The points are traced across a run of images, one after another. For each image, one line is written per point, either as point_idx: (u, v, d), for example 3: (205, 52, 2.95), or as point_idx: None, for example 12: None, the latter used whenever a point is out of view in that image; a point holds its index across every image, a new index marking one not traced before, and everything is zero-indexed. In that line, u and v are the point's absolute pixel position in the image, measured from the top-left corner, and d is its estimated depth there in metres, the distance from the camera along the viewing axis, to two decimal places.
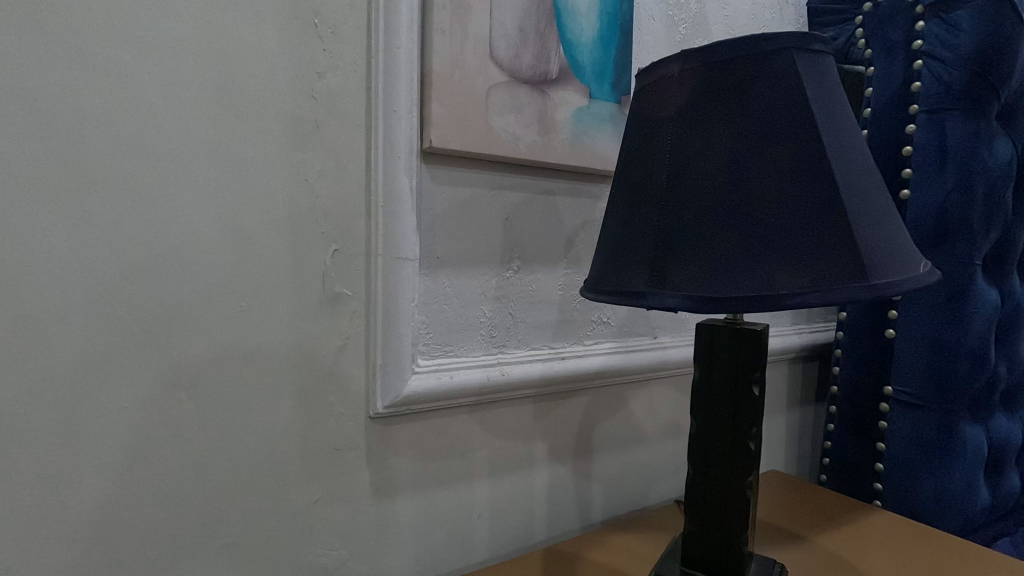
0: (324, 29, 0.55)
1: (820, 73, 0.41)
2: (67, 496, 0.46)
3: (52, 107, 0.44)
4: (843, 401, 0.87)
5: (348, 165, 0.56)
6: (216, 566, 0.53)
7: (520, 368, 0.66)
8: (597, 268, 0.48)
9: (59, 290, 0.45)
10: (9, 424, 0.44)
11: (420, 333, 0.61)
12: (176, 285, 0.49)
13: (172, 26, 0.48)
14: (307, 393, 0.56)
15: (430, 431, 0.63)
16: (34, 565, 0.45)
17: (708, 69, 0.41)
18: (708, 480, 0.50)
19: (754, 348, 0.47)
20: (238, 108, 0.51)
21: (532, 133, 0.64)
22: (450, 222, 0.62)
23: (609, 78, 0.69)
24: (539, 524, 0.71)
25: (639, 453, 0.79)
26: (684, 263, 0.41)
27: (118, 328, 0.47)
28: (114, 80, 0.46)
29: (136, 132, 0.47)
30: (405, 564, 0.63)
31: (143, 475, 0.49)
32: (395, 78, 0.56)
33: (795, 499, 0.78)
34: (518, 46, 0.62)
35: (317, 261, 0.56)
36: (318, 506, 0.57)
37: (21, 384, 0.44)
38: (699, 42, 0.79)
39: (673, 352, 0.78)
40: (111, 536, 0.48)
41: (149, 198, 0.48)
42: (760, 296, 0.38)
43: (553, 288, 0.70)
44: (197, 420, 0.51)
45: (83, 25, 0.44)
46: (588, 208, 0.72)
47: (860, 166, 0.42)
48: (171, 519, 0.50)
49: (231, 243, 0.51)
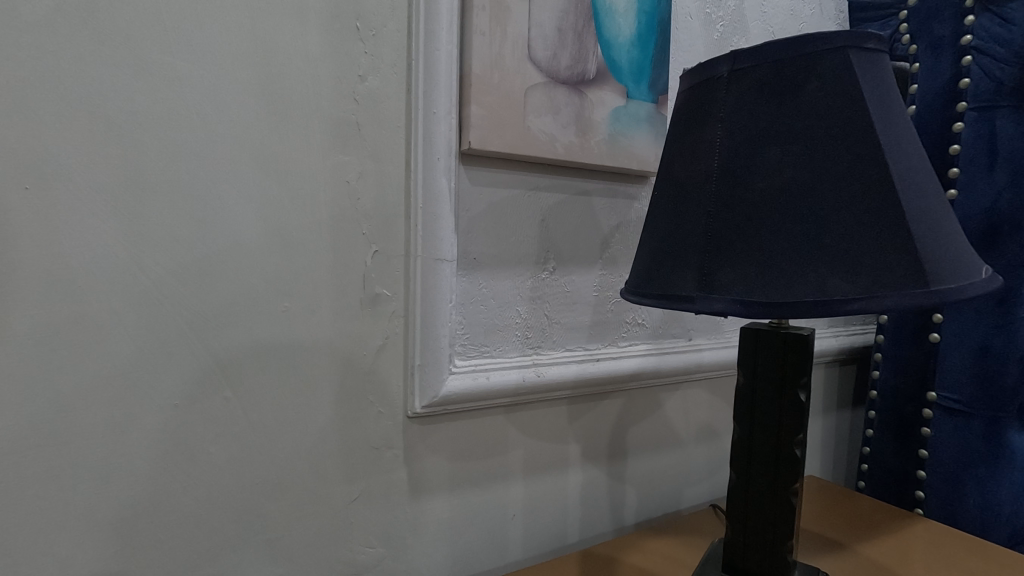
0: (365, 32, 0.55)
1: (875, 71, 0.40)
2: (120, 489, 0.48)
3: (109, 112, 0.45)
4: (883, 407, 0.85)
5: (388, 167, 0.57)
6: (260, 560, 0.54)
7: (555, 369, 0.66)
8: (641, 270, 0.48)
9: (113, 289, 0.46)
10: (69, 420, 0.46)
11: (457, 333, 0.61)
12: (224, 285, 0.50)
13: (222, 33, 0.49)
14: (348, 392, 0.57)
15: (467, 432, 0.63)
16: (91, 554, 0.47)
17: (758, 69, 0.41)
18: (751, 487, 0.49)
19: (802, 353, 0.46)
20: (283, 111, 0.52)
21: (569, 133, 0.63)
22: (486, 223, 0.62)
23: (646, 77, 0.69)
24: (573, 526, 0.71)
25: (673, 456, 0.78)
26: (733, 266, 0.40)
27: (169, 328, 0.49)
28: (166, 84, 0.47)
29: (187, 135, 0.48)
30: (440, 563, 0.63)
31: (192, 469, 0.50)
32: (434, 79, 0.56)
33: (833, 506, 0.76)
34: (557, 47, 0.62)
35: (358, 262, 0.56)
36: (357, 504, 0.58)
37: (78, 380, 0.46)
38: (737, 39, 0.78)
39: (708, 354, 0.78)
40: (162, 527, 0.50)
41: (199, 200, 0.49)
42: (814, 301, 0.37)
43: (588, 289, 0.69)
44: (243, 417, 0.52)
45: (137, 31, 0.46)
46: (624, 209, 0.72)
47: (918, 168, 0.40)
48: (218, 512, 0.52)
49: (276, 243, 0.52)
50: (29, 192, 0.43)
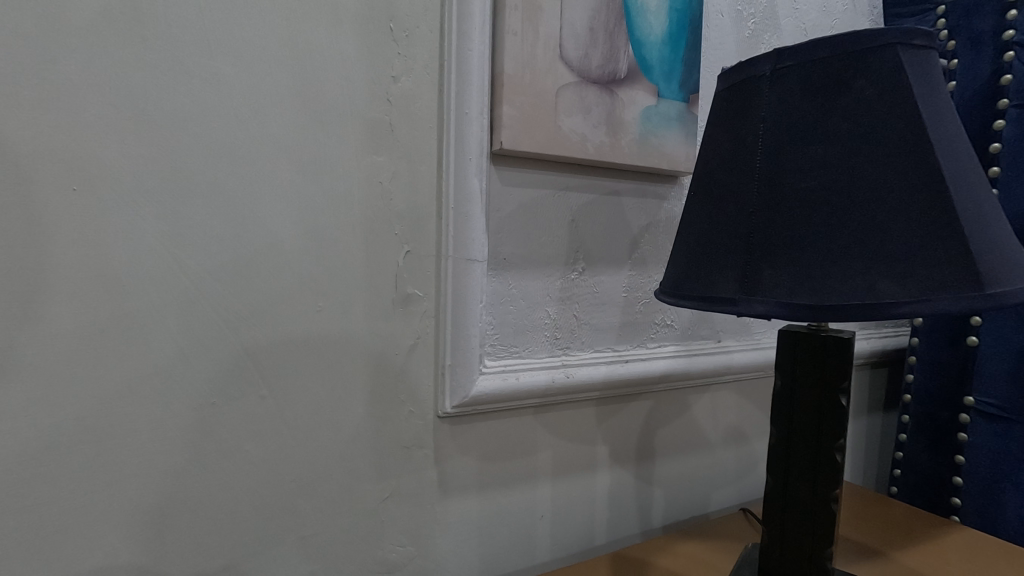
0: (399, 33, 0.55)
1: (924, 69, 0.39)
2: (160, 485, 0.49)
3: (151, 115, 0.46)
4: (918, 411, 0.84)
5: (420, 167, 0.57)
6: (294, 557, 0.55)
7: (584, 370, 0.66)
8: (677, 271, 0.47)
9: (154, 289, 0.47)
10: (113, 416, 0.47)
11: (487, 334, 0.61)
12: (260, 285, 0.51)
13: (261, 36, 0.49)
14: (381, 392, 0.57)
15: (496, 432, 0.63)
16: (132, 548, 0.48)
17: (803, 67, 0.40)
18: (789, 492, 0.48)
19: (843, 356, 0.45)
20: (319, 113, 0.52)
21: (600, 133, 0.63)
22: (516, 224, 0.62)
23: (677, 76, 0.68)
24: (600, 528, 0.71)
25: (701, 459, 0.78)
26: (776, 268, 0.40)
27: (208, 327, 0.49)
28: (206, 86, 0.48)
29: (226, 136, 0.49)
30: (469, 563, 0.63)
31: (230, 467, 0.51)
32: (467, 81, 0.56)
33: (867, 513, 0.75)
34: (588, 46, 0.61)
35: (390, 262, 0.56)
36: (388, 503, 0.58)
37: (121, 379, 0.47)
38: (768, 37, 0.77)
39: (737, 356, 0.77)
40: (200, 522, 0.50)
41: (237, 200, 0.50)
42: (863, 304, 0.36)
43: (617, 289, 0.69)
44: (278, 415, 0.53)
45: (178, 35, 0.46)
46: (653, 209, 0.71)
47: (968, 167, 0.39)
48: (254, 509, 0.52)
49: (312, 244, 0.53)
50: (76, 193, 0.44)
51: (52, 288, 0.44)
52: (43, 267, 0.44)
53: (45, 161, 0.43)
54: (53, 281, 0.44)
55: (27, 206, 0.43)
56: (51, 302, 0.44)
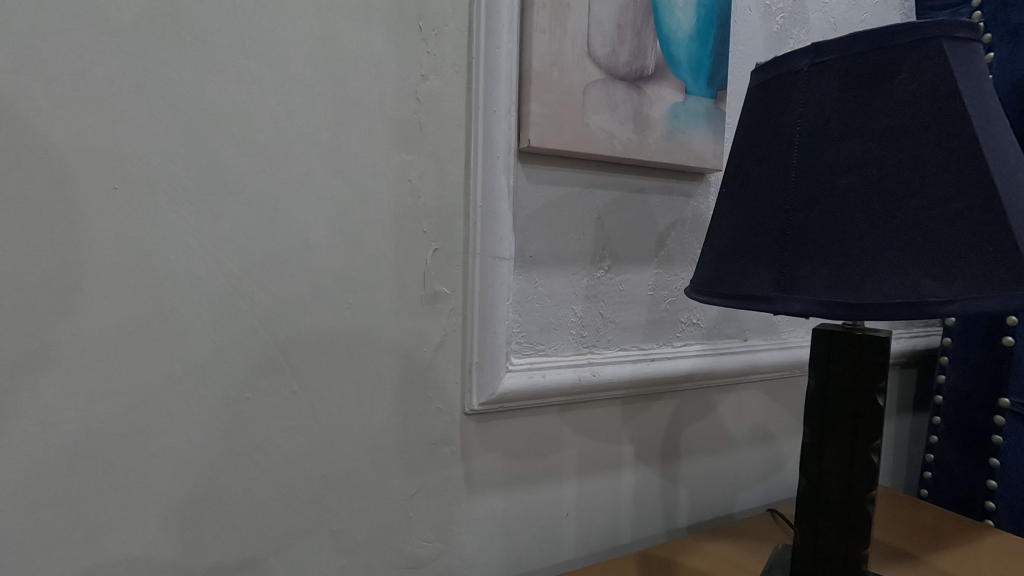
0: (428, 32, 0.56)
1: (967, 62, 0.38)
2: (195, 477, 0.50)
3: (188, 115, 0.47)
4: (949, 413, 0.83)
5: (448, 165, 0.57)
6: (323, 551, 0.55)
7: (610, 369, 0.65)
8: (709, 269, 0.47)
9: (190, 286, 0.48)
10: (151, 410, 0.48)
11: (513, 332, 0.61)
12: (292, 282, 0.52)
13: (293, 36, 0.50)
14: (408, 389, 0.57)
15: (522, 430, 0.63)
16: (168, 539, 0.49)
17: (842, 62, 0.39)
18: (823, 495, 0.47)
19: (879, 356, 0.44)
20: (349, 112, 0.53)
21: (627, 131, 0.62)
22: (543, 222, 0.62)
23: (705, 73, 0.67)
24: (625, 527, 0.71)
25: (726, 459, 0.77)
26: (813, 265, 0.39)
27: (242, 323, 0.50)
28: (241, 86, 0.48)
29: (260, 135, 0.49)
30: (495, 560, 0.63)
31: (263, 460, 0.52)
32: (495, 79, 0.56)
33: (897, 515, 0.74)
34: (615, 42, 0.61)
35: (418, 259, 0.57)
36: (416, 499, 0.59)
37: (158, 373, 0.48)
38: (798, 32, 0.76)
39: (764, 355, 0.76)
40: (233, 515, 0.51)
41: (270, 198, 0.50)
42: (905, 303, 0.36)
43: (643, 288, 0.68)
44: (308, 412, 0.53)
45: (215, 36, 0.47)
46: (679, 207, 0.70)
47: (1014, 163, 0.39)
48: (285, 503, 0.53)
49: (342, 241, 0.53)
50: (118, 191, 0.45)
51: (94, 284, 0.45)
52: (85, 264, 0.45)
53: (88, 160, 0.44)
54: (94, 278, 0.45)
55: (72, 205, 0.44)
56: (94, 298, 0.45)
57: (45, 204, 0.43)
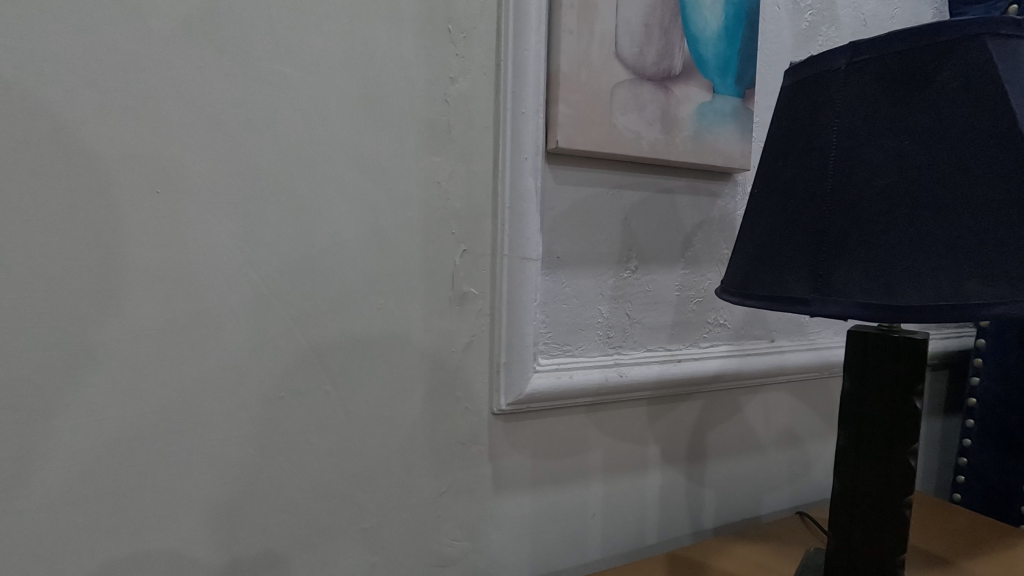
0: (456, 35, 0.56)
1: (1014, 59, 0.37)
2: (231, 473, 0.51)
3: (225, 119, 0.48)
4: (983, 415, 0.81)
5: (476, 167, 0.58)
6: (354, 548, 0.56)
7: (637, 369, 0.65)
8: (741, 270, 0.47)
9: (228, 288, 0.49)
10: (190, 409, 0.49)
11: (540, 333, 0.62)
12: (325, 283, 0.52)
13: (325, 41, 0.51)
14: (437, 389, 0.58)
15: (549, 430, 0.63)
16: (205, 534, 0.50)
17: (882, 60, 0.39)
18: (857, 497, 0.47)
19: (917, 358, 0.43)
20: (380, 115, 0.53)
21: (654, 131, 0.62)
22: (569, 223, 0.62)
23: (733, 72, 0.67)
24: (651, 528, 0.70)
25: (753, 461, 0.76)
26: (850, 266, 0.39)
27: (277, 324, 0.51)
28: (276, 91, 0.49)
29: (294, 138, 0.50)
30: (522, 560, 0.64)
31: (296, 458, 0.53)
32: (523, 81, 0.57)
33: (931, 520, 0.73)
34: (643, 42, 0.61)
35: (447, 261, 0.57)
36: (444, 498, 0.59)
37: (197, 372, 0.49)
38: (827, 29, 0.75)
39: (792, 356, 0.75)
40: (266, 511, 0.52)
41: (303, 201, 0.51)
42: (949, 305, 0.35)
43: (670, 288, 0.68)
44: (340, 411, 0.54)
45: (250, 43, 0.48)
46: (706, 207, 0.70)
47: None
48: (317, 500, 0.54)
49: (373, 243, 0.54)
50: (159, 195, 0.46)
51: (136, 287, 0.46)
52: (128, 266, 0.46)
53: (130, 165, 0.45)
54: (136, 280, 0.46)
55: (115, 208, 0.45)
56: (135, 299, 0.46)
57: (90, 207, 0.45)
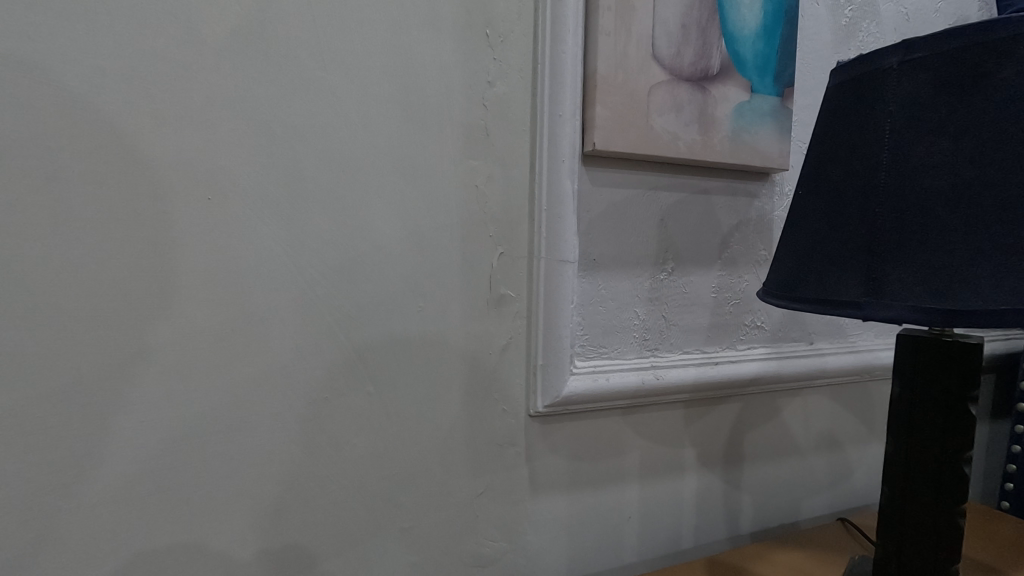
0: (494, 38, 0.56)
1: None
2: (278, 472, 0.52)
3: (272, 127, 0.49)
4: None
5: (514, 170, 0.58)
6: (395, 547, 0.57)
7: (674, 372, 0.65)
8: (787, 272, 0.47)
9: (275, 292, 0.50)
10: (239, 409, 0.50)
11: (577, 334, 0.62)
12: (367, 287, 0.53)
13: (367, 48, 0.52)
14: (475, 391, 0.58)
15: (586, 432, 0.63)
16: (253, 531, 0.52)
17: (937, 56, 0.38)
18: (910, 503, 0.46)
19: (971, 362, 0.42)
20: (420, 119, 0.54)
21: (691, 131, 0.62)
22: (606, 224, 0.62)
23: (771, 70, 0.66)
24: (688, 532, 0.70)
25: (791, 466, 0.75)
26: (904, 270, 0.38)
27: (321, 327, 0.52)
28: (320, 99, 0.50)
29: (337, 144, 0.51)
30: (559, 561, 0.64)
31: (339, 458, 0.54)
32: (561, 84, 0.57)
33: (980, 529, 0.70)
34: (680, 43, 0.60)
35: (485, 263, 0.58)
36: (482, 499, 0.60)
37: (246, 374, 0.50)
38: (868, 24, 0.73)
39: (831, 359, 0.74)
40: (311, 509, 0.53)
41: (346, 206, 0.52)
42: (1011, 310, 0.34)
43: (706, 290, 0.68)
44: (381, 412, 0.55)
45: (295, 51, 0.49)
46: (744, 207, 0.69)
47: None
48: (359, 499, 0.55)
49: (413, 246, 0.55)
50: (211, 203, 0.48)
51: (189, 291, 0.48)
52: (182, 271, 0.47)
53: (182, 173, 0.47)
54: (188, 283, 0.48)
55: (170, 215, 0.47)
56: (187, 302, 0.48)
57: (146, 215, 0.46)
